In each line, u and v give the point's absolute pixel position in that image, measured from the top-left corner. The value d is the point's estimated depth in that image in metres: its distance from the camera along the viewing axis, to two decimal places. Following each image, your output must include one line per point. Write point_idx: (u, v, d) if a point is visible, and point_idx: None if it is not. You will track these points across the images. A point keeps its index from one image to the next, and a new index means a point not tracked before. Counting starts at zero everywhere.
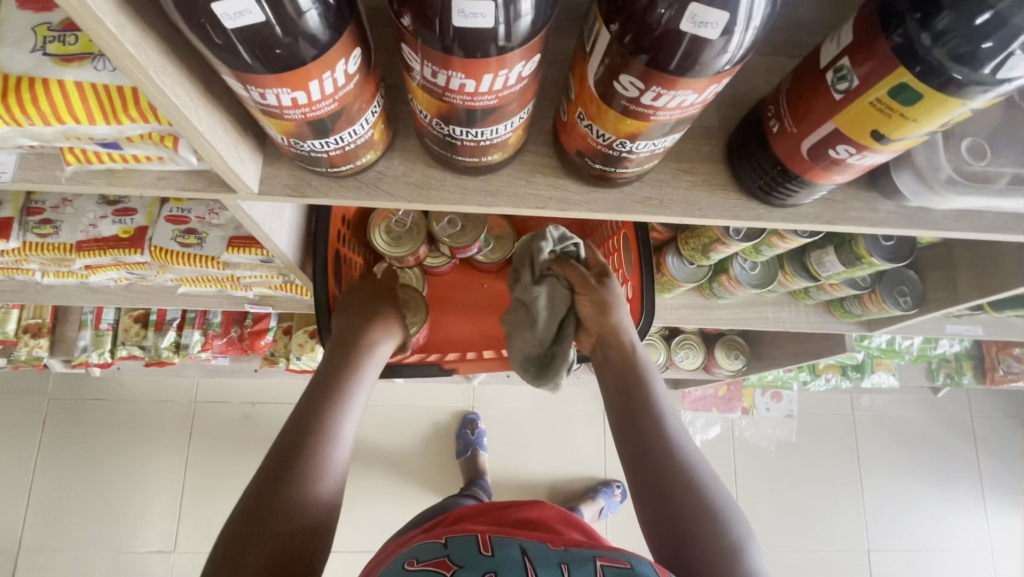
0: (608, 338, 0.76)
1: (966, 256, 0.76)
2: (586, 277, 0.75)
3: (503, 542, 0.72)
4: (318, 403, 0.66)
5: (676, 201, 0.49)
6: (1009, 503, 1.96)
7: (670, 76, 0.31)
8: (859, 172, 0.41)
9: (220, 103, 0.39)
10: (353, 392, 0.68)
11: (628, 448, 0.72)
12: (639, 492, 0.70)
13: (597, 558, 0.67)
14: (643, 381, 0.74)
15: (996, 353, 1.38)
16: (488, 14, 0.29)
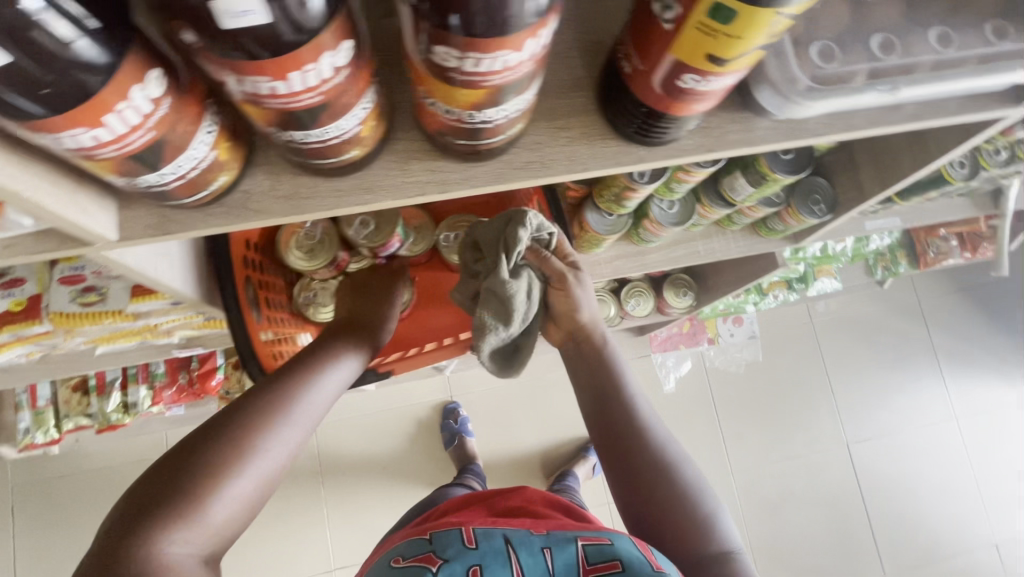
0: (580, 335, 0.81)
1: (864, 154, 0.79)
2: (565, 277, 0.73)
3: (486, 531, 0.79)
4: (260, 396, 0.61)
5: (557, 159, 0.48)
6: (965, 371, 2.09)
7: (481, 39, 0.30)
8: (716, 97, 0.41)
9: (35, 156, 0.36)
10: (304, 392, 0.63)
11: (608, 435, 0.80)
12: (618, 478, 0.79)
13: (578, 538, 0.76)
14: (615, 374, 0.80)
15: (924, 238, 1.45)
16: (259, 10, 0.27)
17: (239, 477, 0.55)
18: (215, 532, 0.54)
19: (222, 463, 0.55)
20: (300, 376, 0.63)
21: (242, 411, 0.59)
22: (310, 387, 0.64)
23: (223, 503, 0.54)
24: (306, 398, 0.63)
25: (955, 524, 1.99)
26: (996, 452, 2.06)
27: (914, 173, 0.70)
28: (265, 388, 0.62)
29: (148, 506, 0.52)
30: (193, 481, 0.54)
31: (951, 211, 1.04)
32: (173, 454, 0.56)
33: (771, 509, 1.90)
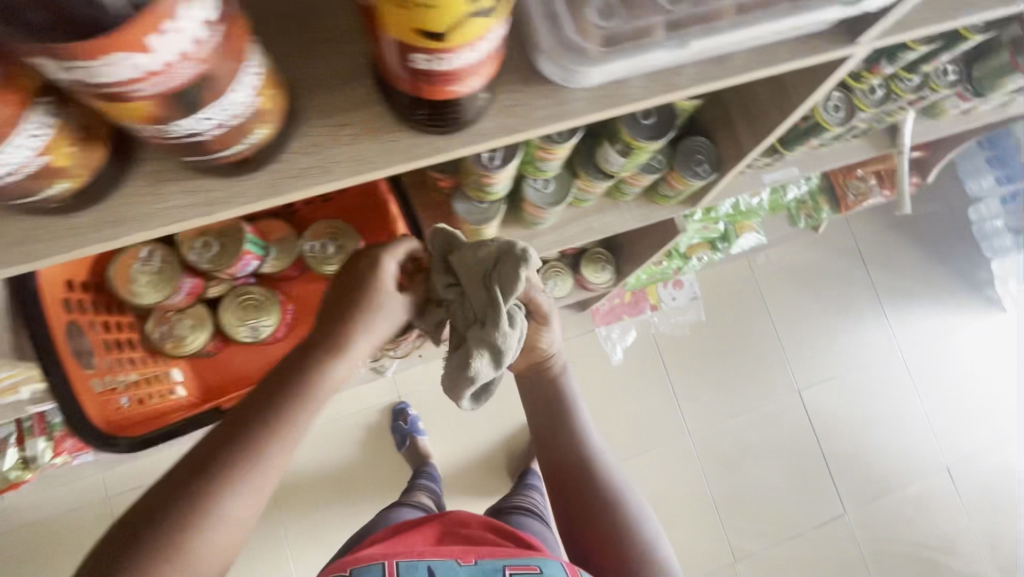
0: (539, 366, 1.05)
1: (737, 108, 0.76)
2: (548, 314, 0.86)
3: (411, 564, 0.83)
4: (254, 416, 0.63)
5: (338, 161, 0.44)
6: (904, 303, 2.13)
7: (82, 45, 0.29)
8: (478, 74, 0.37)
9: None
10: (298, 411, 0.65)
11: (556, 445, 1.03)
12: (558, 484, 1.01)
13: (507, 566, 0.82)
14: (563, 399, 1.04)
15: (842, 180, 1.44)
16: None
17: (225, 502, 0.60)
18: (210, 549, 0.59)
19: (213, 486, 0.60)
20: (292, 395, 0.65)
21: (224, 437, 0.62)
22: (302, 407, 0.65)
23: (212, 528, 0.59)
24: (288, 418, 0.64)
25: (907, 453, 2.05)
26: (941, 380, 2.11)
27: (779, 125, 0.69)
28: (246, 411, 0.64)
29: (147, 524, 0.58)
30: (179, 509, 0.58)
31: (849, 154, 1.02)
32: (172, 475, 0.61)
33: (730, 463, 1.94)
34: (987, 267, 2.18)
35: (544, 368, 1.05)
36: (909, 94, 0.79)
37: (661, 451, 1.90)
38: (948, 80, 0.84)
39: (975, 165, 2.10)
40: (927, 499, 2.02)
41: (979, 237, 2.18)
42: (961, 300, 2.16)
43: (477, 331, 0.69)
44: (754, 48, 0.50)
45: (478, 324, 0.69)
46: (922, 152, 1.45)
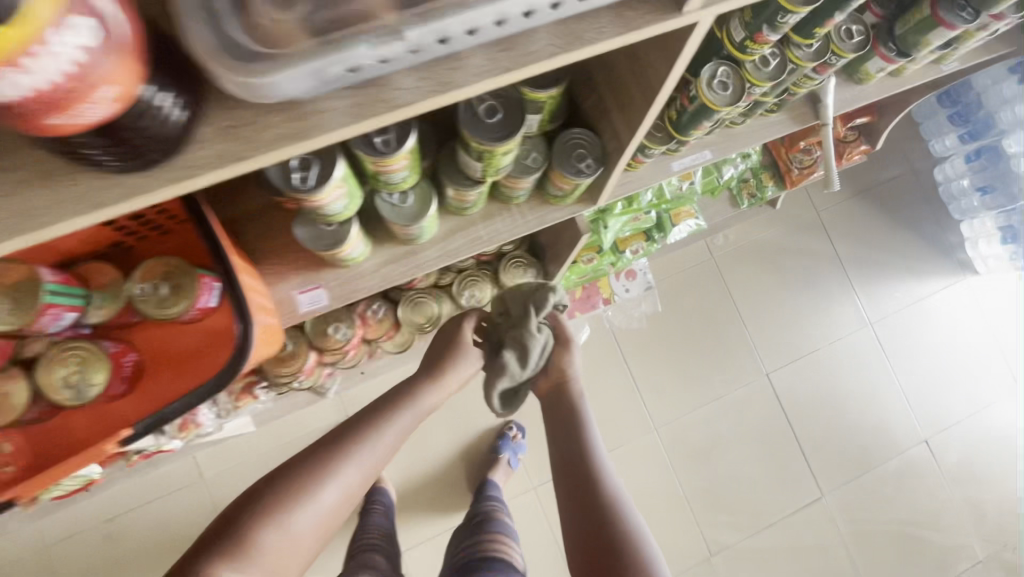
0: (558, 381, 1.04)
1: (610, 95, 0.66)
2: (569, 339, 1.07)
3: None
4: (355, 429, 0.91)
5: (6, 213, 0.43)
6: (872, 274, 2.04)
7: None
8: (65, 105, 0.36)
9: None
10: (385, 430, 0.93)
11: (565, 468, 0.95)
12: (567, 503, 0.91)
13: None
14: (581, 418, 1.00)
15: (786, 154, 1.34)
16: None
17: (315, 490, 0.83)
18: (295, 526, 0.80)
19: (313, 474, 0.84)
20: (381, 419, 0.94)
21: (337, 441, 0.90)
22: (383, 431, 0.92)
23: (302, 509, 0.81)
24: (383, 431, 0.93)
25: (885, 430, 1.97)
26: (917, 350, 2.03)
27: (649, 113, 0.61)
28: (354, 425, 0.92)
29: (264, 493, 0.82)
30: (293, 484, 0.83)
31: (767, 131, 0.92)
32: (287, 465, 0.86)
33: (700, 456, 1.86)
34: (957, 230, 2.10)
35: (559, 391, 1.04)
36: (808, 63, 0.71)
37: (628, 449, 1.82)
38: (854, 43, 0.74)
39: (937, 124, 2.00)
40: (907, 474, 1.96)
41: (946, 198, 2.09)
42: (932, 266, 2.08)
43: (516, 335, 0.96)
44: None
45: (517, 331, 0.97)
46: (867, 117, 1.35)
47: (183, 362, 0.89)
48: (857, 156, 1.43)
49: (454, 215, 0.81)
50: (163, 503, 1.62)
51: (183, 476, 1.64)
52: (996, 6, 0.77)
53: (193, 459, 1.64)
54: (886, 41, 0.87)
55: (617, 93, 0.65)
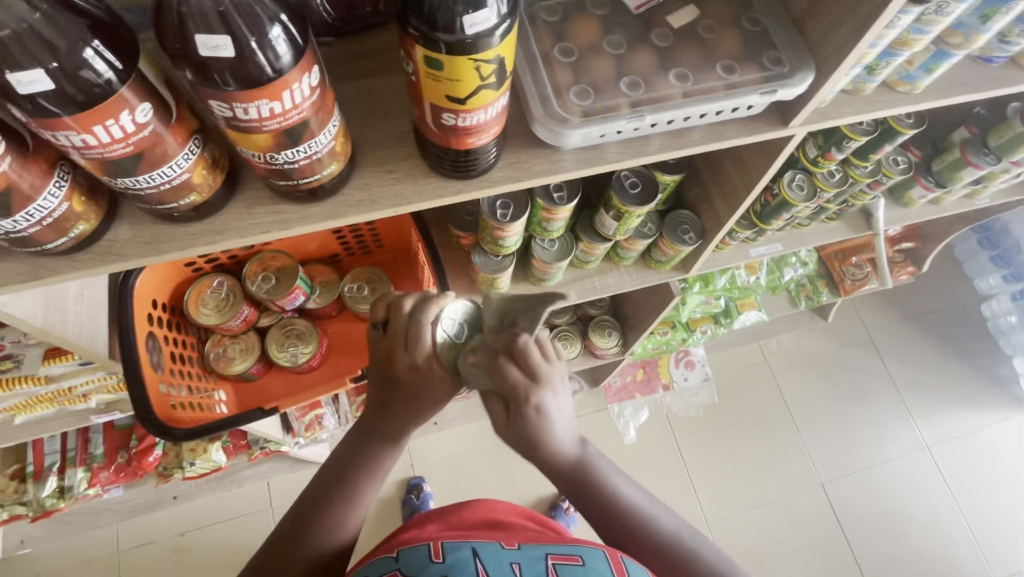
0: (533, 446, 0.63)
1: (713, 188, 0.88)
2: (535, 386, 0.59)
3: (454, 544, 0.73)
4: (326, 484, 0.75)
5: (384, 196, 0.57)
6: (929, 400, 2.09)
7: (131, 83, 0.39)
8: (487, 131, 0.50)
9: None
10: (364, 480, 0.74)
11: (602, 528, 0.72)
12: (603, 528, 0.71)
13: (549, 555, 0.72)
14: (592, 463, 0.69)
15: (840, 267, 1.54)
16: (44, 80, 0.36)
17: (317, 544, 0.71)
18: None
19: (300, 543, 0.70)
20: (354, 464, 0.75)
21: (320, 492, 0.74)
22: (363, 483, 0.74)
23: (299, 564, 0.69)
24: (375, 470, 0.75)
25: (951, 564, 1.87)
26: (982, 481, 1.98)
27: (747, 196, 0.81)
28: (314, 512, 0.72)
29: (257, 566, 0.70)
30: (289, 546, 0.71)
31: (829, 234, 1.13)
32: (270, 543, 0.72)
33: (757, 562, 1.79)
34: (1009, 364, 2.15)
35: (548, 459, 0.65)
36: (864, 179, 0.93)
37: None
38: (900, 168, 0.97)
39: (980, 264, 2.18)
40: None
41: (996, 333, 2.18)
42: (988, 398, 2.10)
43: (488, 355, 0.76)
44: (712, 123, 0.62)
45: None
46: (912, 242, 1.55)
47: (346, 354, 0.93)
48: (904, 276, 1.60)
49: (577, 267, 1.02)
50: (230, 524, 1.65)
51: (255, 501, 1.68)
52: (1015, 154, 1.00)
53: (268, 484, 1.69)
54: (925, 175, 1.11)
55: (720, 182, 0.86)
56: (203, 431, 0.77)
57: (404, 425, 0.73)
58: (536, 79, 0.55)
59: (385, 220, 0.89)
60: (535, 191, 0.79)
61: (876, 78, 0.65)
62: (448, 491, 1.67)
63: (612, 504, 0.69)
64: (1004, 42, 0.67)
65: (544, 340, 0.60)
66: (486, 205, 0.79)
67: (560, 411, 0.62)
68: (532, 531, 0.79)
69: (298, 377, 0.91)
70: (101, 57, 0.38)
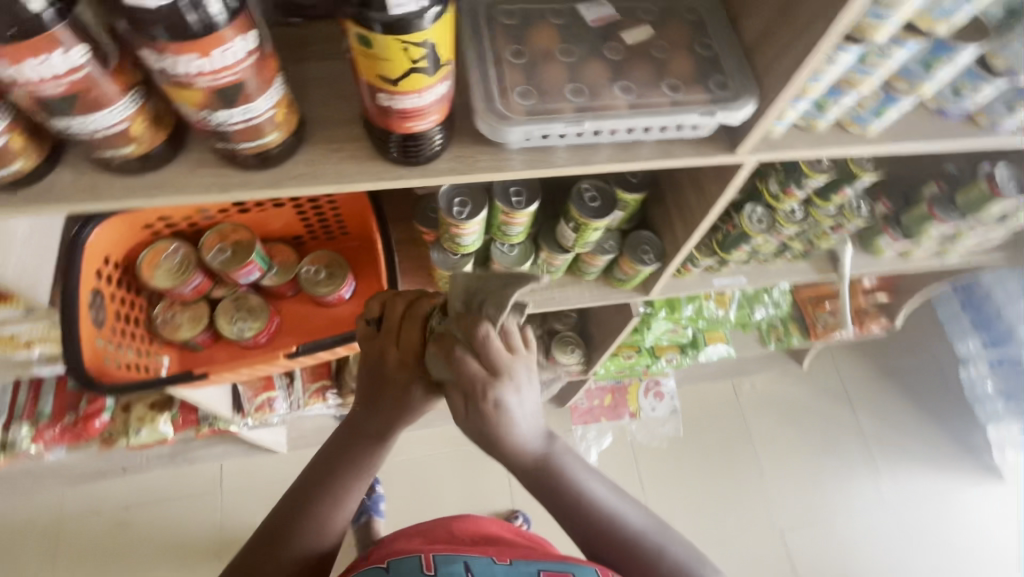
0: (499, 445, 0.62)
1: (675, 211, 0.90)
2: (493, 384, 0.59)
3: (447, 558, 0.71)
4: (311, 480, 0.72)
5: (327, 172, 0.58)
6: (898, 459, 2.06)
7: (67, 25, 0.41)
8: (426, 117, 0.52)
9: None
10: (351, 477, 0.71)
11: (584, 540, 0.66)
12: (587, 538, 0.65)
13: (541, 571, 0.68)
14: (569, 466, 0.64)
15: (812, 311, 1.54)
16: None
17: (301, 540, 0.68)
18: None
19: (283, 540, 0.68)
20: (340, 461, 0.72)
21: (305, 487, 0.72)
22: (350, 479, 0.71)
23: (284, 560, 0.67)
24: (361, 467, 0.72)
25: None
26: (945, 547, 1.95)
27: (702, 221, 0.82)
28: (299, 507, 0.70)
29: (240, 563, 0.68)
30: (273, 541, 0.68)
31: (794, 274, 1.14)
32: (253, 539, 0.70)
33: None
34: (983, 432, 2.13)
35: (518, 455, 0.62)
36: (826, 220, 0.95)
37: None
38: (863, 213, 0.97)
39: None
40: None
41: (972, 399, 2.16)
42: (958, 463, 2.08)
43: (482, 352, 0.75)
44: (660, 140, 0.63)
45: None
46: (887, 295, 1.55)
47: (296, 335, 0.94)
48: (876, 327, 1.59)
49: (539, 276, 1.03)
50: (176, 503, 1.62)
51: (204, 483, 1.65)
52: (981, 214, 1.01)
53: (220, 467, 1.67)
54: (894, 226, 1.12)
55: (680, 205, 0.87)
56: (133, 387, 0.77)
57: (392, 419, 0.71)
58: (484, 76, 0.56)
59: (349, 207, 0.90)
60: (493, 191, 0.81)
61: (827, 115, 0.67)
62: (400, 496, 1.65)
63: (589, 510, 0.64)
64: (958, 96, 0.70)
65: (507, 326, 0.60)
66: (444, 201, 0.80)
67: (525, 409, 0.61)
68: (525, 549, 0.76)
69: (243, 352, 0.91)
70: None
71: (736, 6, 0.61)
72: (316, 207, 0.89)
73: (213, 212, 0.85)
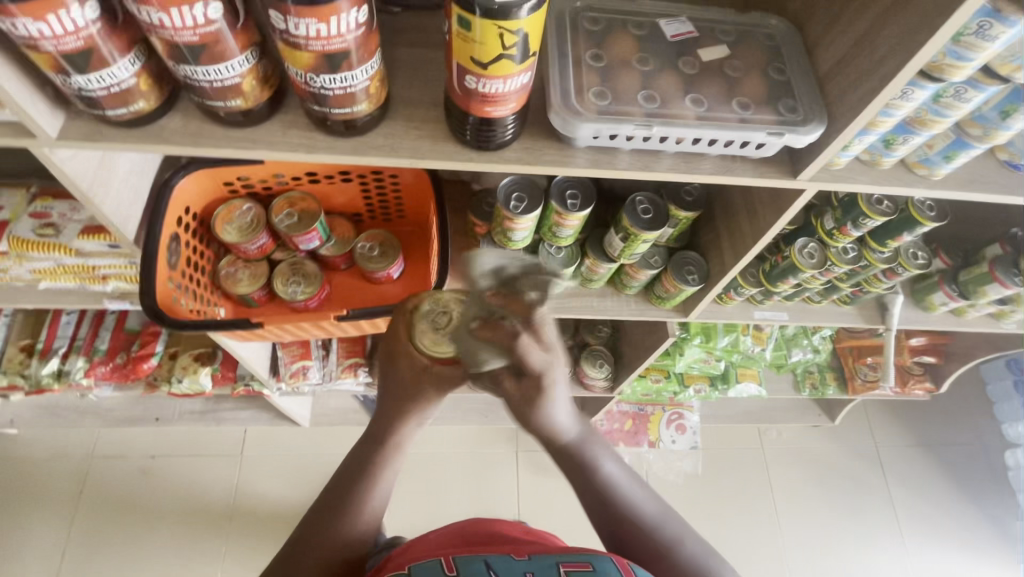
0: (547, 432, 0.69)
1: (725, 235, 0.90)
2: (548, 369, 0.64)
3: (466, 558, 0.70)
4: (345, 474, 0.75)
5: (403, 146, 0.62)
6: (929, 537, 1.94)
7: None
8: (506, 103, 0.55)
9: (24, 69, 0.53)
10: (380, 475, 0.74)
11: (606, 527, 0.73)
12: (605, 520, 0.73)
13: (560, 562, 0.69)
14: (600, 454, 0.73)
15: (852, 363, 1.49)
16: None
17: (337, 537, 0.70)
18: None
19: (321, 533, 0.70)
20: (368, 460, 0.75)
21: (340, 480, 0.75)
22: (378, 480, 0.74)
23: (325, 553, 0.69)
24: (388, 467, 0.75)
25: None
26: None
27: (752, 246, 0.83)
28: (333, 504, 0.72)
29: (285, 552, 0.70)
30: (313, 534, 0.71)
31: (839, 318, 1.12)
32: (296, 532, 0.72)
33: None
34: None
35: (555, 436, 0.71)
36: (880, 264, 0.93)
37: None
38: (919, 263, 0.96)
39: (1012, 409, 2.06)
40: None
41: (1017, 485, 2.02)
42: (994, 551, 1.94)
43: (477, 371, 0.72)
44: (722, 156, 0.65)
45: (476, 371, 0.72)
46: (934, 358, 1.49)
47: (343, 305, 0.98)
48: (919, 390, 1.52)
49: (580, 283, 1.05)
50: (199, 460, 1.68)
51: (229, 445, 1.71)
52: None
53: (245, 433, 1.73)
54: (950, 283, 1.09)
55: (732, 228, 0.88)
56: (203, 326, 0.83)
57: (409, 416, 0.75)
58: (561, 75, 0.60)
59: (410, 190, 0.94)
60: (550, 191, 0.84)
61: (894, 153, 0.66)
62: (410, 488, 1.66)
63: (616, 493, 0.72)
64: None
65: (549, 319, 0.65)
66: (501, 194, 0.83)
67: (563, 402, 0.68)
68: (538, 543, 0.77)
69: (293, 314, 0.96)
70: None
71: (813, 36, 0.63)
72: (379, 186, 0.94)
73: (287, 179, 0.91)
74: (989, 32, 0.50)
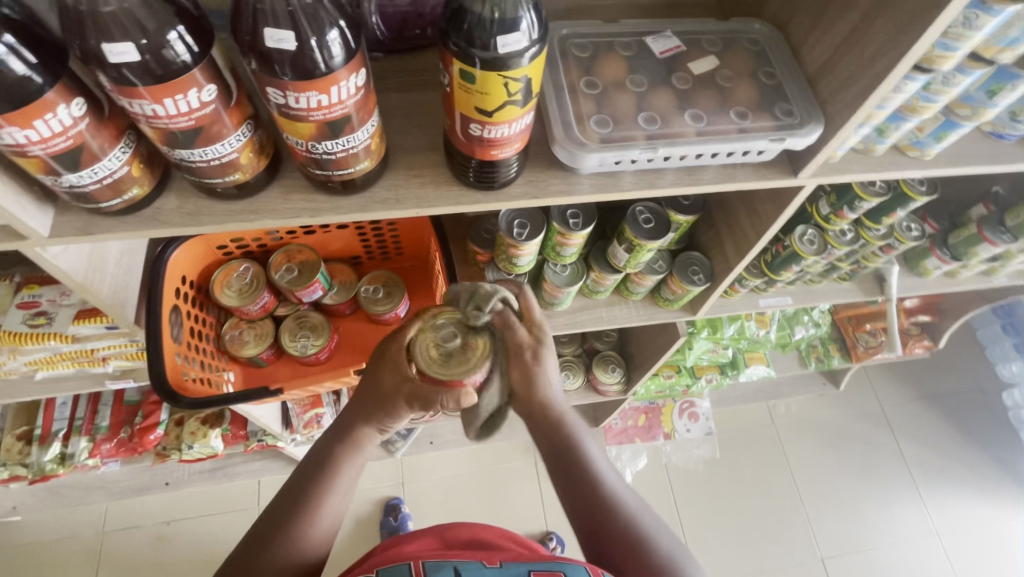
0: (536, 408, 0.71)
1: (726, 232, 0.91)
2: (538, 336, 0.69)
3: (435, 564, 0.70)
4: (298, 482, 0.72)
5: (408, 196, 0.61)
6: (942, 485, 1.99)
7: (203, 65, 0.45)
8: (510, 144, 0.54)
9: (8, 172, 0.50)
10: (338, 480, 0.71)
11: (582, 521, 0.72)
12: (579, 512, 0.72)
13: (531, 571, 0.69)
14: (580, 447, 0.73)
15: (852, 332, 1.53)
16: (130, 51, 0.42)
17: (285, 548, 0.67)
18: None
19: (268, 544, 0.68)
20: (324, 467, 0.72)
21: (292, 490, 0.72)
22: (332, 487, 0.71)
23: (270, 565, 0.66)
24: (345, 471, 0.72)
25: None
26: None
27: (755, 242, 0.84)
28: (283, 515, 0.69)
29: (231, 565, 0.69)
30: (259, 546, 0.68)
31: (839, 294, 1.14)
32: (242, 545, 0.69)
33: None
34: None
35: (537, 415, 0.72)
36: (877, 241, 0.95)
37: None
38: (912, 235, 0.99)
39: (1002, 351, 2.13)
40: None
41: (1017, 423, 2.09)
42: (1005, 489, 2.00)
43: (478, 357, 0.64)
44: (724, 165, 0.65)
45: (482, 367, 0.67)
46: (929, 316, 1.54)
47: (353, 352, 0.97)
48: (919, 349, 1.56)
49: (586, 296, 1.05)
50: (216, 519, 1.64)
51: (243, 499, 1.67)
52: None
53: (258, 484, 1.69)
54: (941, 248, 1.12)
55: (732, 226, 0.89)
56: (208, 404, 0.79)
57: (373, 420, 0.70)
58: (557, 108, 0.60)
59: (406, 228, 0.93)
60: (550, 213, 0.83)
61: (887, 140, 0.68)
62: (434, 515, 1.64)
63: (592, 484, 0.72)
64: (1016, 120, 0.70)
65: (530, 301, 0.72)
66: (503, 222, 0.83)
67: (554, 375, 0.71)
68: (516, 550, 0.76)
69: (302, 370, 0.94)
70: (182, 40, 0.44)
71: (797, 38, 0.64)
72: (374, 227, 0.93)
73: (281, 234, 0.89)
74: (976, 23, 0.51)
